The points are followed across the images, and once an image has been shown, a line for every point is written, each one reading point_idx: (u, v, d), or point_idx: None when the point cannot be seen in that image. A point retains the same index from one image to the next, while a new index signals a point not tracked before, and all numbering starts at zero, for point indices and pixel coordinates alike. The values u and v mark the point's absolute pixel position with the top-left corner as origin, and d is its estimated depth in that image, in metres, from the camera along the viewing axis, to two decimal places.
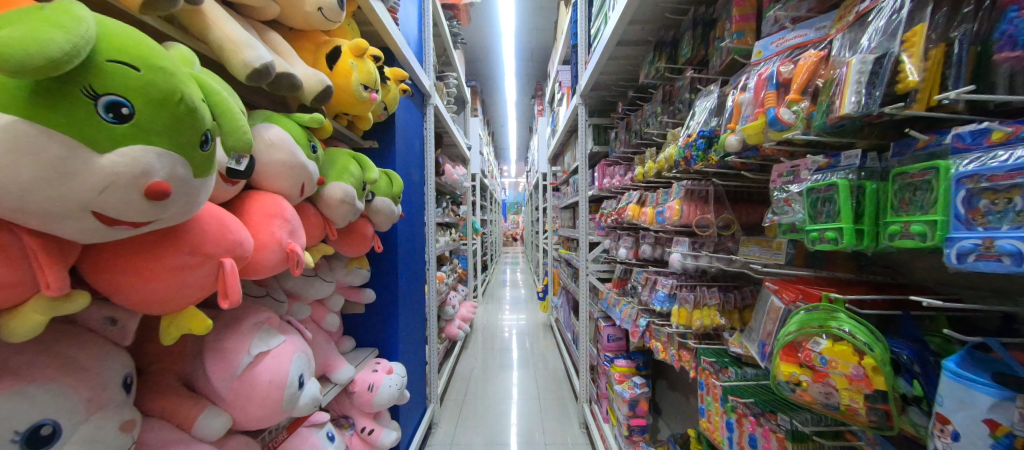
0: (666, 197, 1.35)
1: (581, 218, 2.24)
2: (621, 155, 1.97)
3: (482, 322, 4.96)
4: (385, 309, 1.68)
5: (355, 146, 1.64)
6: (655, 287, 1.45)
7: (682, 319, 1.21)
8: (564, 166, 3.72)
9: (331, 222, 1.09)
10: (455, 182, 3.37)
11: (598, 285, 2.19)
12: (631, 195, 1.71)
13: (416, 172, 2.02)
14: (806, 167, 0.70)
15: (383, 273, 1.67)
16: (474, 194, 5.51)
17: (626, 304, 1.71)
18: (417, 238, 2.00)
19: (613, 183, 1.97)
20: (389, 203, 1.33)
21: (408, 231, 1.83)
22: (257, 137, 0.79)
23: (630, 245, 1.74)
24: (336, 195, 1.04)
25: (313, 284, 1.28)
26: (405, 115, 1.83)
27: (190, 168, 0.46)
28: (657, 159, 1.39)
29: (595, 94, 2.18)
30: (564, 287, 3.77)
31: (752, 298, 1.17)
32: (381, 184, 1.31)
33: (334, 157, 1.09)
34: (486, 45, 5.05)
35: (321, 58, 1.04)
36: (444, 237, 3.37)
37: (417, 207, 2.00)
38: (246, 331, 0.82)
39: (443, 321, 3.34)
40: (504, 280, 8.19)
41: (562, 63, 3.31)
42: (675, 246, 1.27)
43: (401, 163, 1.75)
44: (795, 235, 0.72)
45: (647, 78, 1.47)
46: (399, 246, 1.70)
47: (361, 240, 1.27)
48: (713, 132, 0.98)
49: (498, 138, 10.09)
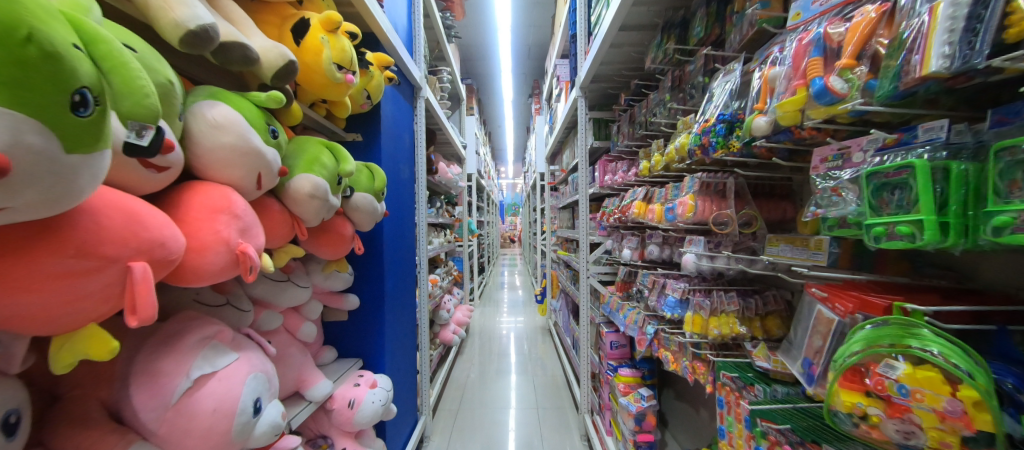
0: (676, 193, 1.23)
1: (581, 218, 2.12)
2: (624, 150, 1.85)
3: (479, 326, 4.82)
4: (370, 316, 1.55)
5: (336, 140, 1.51)
6: (665, 291, 1.32)
7: (697, 328, 1.09)
8: (563, 164, 3.59)
9: (300, 220, 0.96)
10: (450, 181, 3.24)
11: (599, 289, 2.07)
12: (636, 192, 1.58)
13: (406, 169, 1.89)
14: (861, 148, 0.58)
15: (367, 277, 1.54)
16: (470, 194, 5.38)
17: (631, 310, 1.59)
18: (406, 239, 1.87)
19: (616, 180, 1.84)
20: (370, 200, 1.20)
21: (396, 231, 1.70)
22: (197, 117, 0.66)
23: (635, 246, 1.61)
24: (305, 189, 0.90)
25: (285, 290, 1.15)
26: (392, 107, 1.70)
27: (50, 138, 0.33)
28: (666, 151, 1.27)
29: (595, 86, 2.06)
30: (564, 290, 3.64)
31: (775, 304, 1.05)
32: (361, 178, 1.18)
33: (303, 146, 0.96)
34: (483, 42, 4.93)
35: (287, 33, 0.91)
36: (438, 238, 3.24)
37: (406, 206, 1.87)
38: (188, 349, 0.69)
39: (437, 326, 3.20)
40: (502, 283, 8.05)
41: (561, 57, 3.19)
42: (687, 247, 1.14)
43: (388, 159, 1.62)
44: (849, 232, 0.60)
45: (653, 63, 1.34)
46: (386, 248, 1.57)
47: (339, 241, 1.14)
48: (735, 116, 0.85)
49: (496, 137, 9.96)
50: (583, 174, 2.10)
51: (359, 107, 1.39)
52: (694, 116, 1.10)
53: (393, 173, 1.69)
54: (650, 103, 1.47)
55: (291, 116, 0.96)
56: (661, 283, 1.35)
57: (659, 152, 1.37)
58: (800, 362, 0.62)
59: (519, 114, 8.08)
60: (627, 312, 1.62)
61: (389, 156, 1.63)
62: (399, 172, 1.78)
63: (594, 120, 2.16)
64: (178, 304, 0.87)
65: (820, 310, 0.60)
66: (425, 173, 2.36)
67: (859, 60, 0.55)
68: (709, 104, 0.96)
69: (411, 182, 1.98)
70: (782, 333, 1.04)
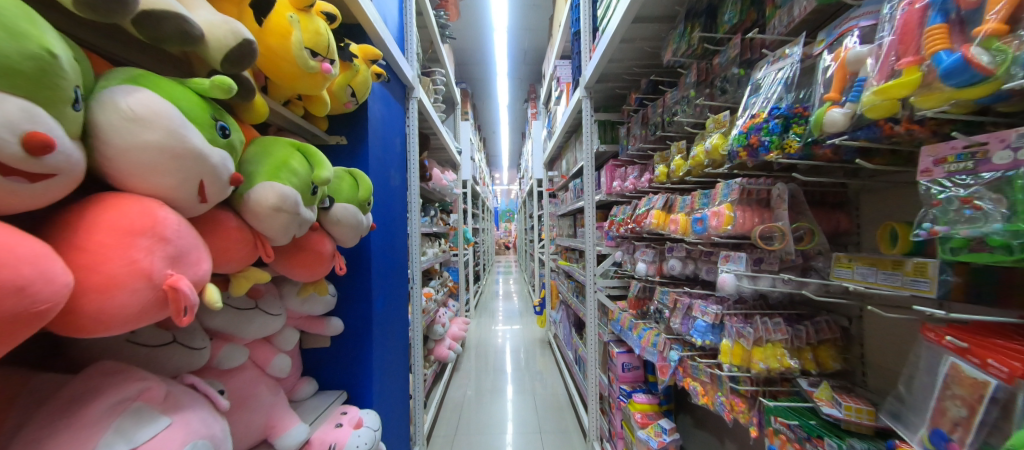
0: (705, 201, 1.08)
1: (587, 227, 1.96)
2: (634, 154, 1.71)
3: (475, 338, 4.62)
4: (355, 342, 1.37)
5: (317, 143, 1.34)
6: (691, 312, 1.16)
7: (738, 359, 0.93)
8: (563, 169, 3.45)
9: (264, 239, 0.78)
10: (444, 188, 3.06)
11: (608, 304, 1.91)
12: (652, 200, 1.43)
13: (397, 176, 1.72)
14: (1006, 143, 0.43)
15: (353, 297, 1.36)
16: (465, 201, 5.22)
17: (648, 331, 1.42)
18: (397, 252, 1.69)
19: (626, 186, 1.70)
20: (353, 211, 1.02)
21: (386, 244, 1.52)
22: (107, 108, 0.49)
23: (651, 259, 1.46)
24: (269, 200, 0.73)
25: (251, 319, 0.97)
26: (381, 107, 1.54)
27: None
28: (692, 154, 1.12)
29: (601, 86, 1.92)
30: (564, 301, 3.47)
31: (829, 332, 0.90)
32: (342, 186, 1.01)
33: (269, 148, 0.78)
34: (477, 45, 4.81)
35: (247, 10, 0.75)
36: (432, 248, 3.06)
37: (397, 216, 1.70)
38: (96, 419, 0.51)
39: (432, 341, 3.01)
40: (498, 291, 7.85)
41: (561, 58, 3.06)
42: (722, 263, 0.99)
43: (376, 164, 1.45)
44: (984, 257, 0.44)
45: (673, 56, 1.20)
46: (373, 264, 1.39)
47: (318, 260, 0.96)
48: (793, 110, 0.71)
49: (490, 143, 9.83)
50: (588, 181, 1.95)
51: (341, 106, 1.23)
52: (729, 114, 0.96)
53: (383, 180, 1.52)
54: (667, 102, 1.33)
55: (254, 112, 0.79)
56: (686, 303, 1.20)
57: (681, 156, 1.23)
58: (927, 432, 0.47)
59: (514, 120, 7.97)
60: (643, 332, 1.46)
61: (377, 162, 1.46)
62: (390, 178, 1.61)
63: (600, 122, 2.02)
64: (105, 346, 0.69)
65: (952, 363, 0.45)
66: (419, 179, 2.20)
67: (1011, 24, 0.40)
68: (754, 98, 0.82)
69: (403, 190, 1.81)
70: (839, 366, 0.89)
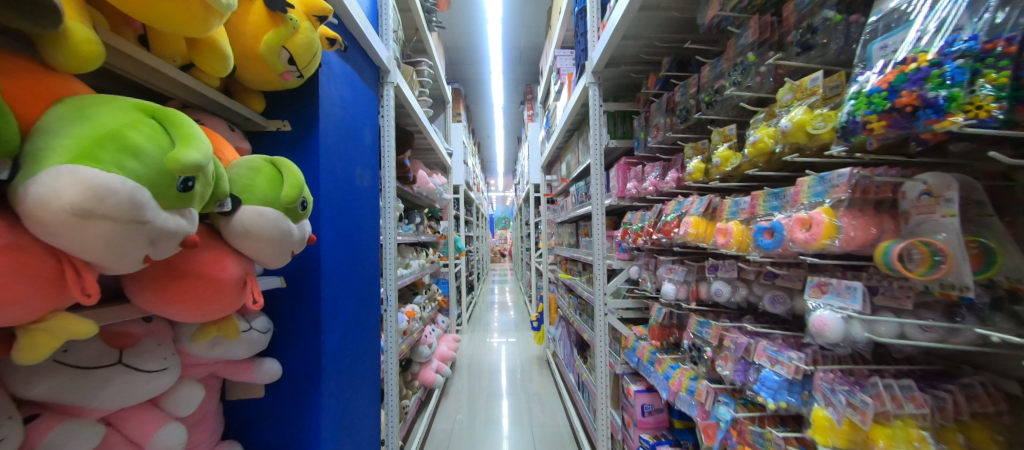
0: (775, 204, 0.78)
1: (596, 238, 1.65)
2: (655, 149, 1.42)
3: (467, 354, 4.24)
4: (298, 391, 1.03)
5: (253, 129, 1.03)
6: (750, 356, 0.85)
7: (846, 443, 0.61)
8: (563, 172, 3.15)
9: (79, 264, 0.45)
10: (431, 192, 2.75)
11: (621, 329, 1.60)
12: (683, 204, 1.13)
13: (366, 175, 1.41)
14: None
15: (297, 331, 1.03)
16: (457, 207, 4.90)
17: (679, 373, 1.10)
18: (365, 270, 1.37)
19: (645, 188, 1.41)
20: (275, 218, 0.70)
21: (347, 260, 1.20)
22: None
23: (682, 279, 1.15)
24: (67, 197, 0.40)
25: (109, 382, 0.62)
26: (344, 88, 1.23)
27: None
28: (753, 140, 0.82)
29: (611, 71, 1.64)
30: (565, 317, 3.14)
31: (991, 403, 0.59)
32: (257, 181, 0.69)
33: (92, 110, 0.46)
34: (471, 43, 4.56)
35: None
36: (417, 259, 2.73)
37: (365, 224, 1.38)
38: None
39: (417, 364, 2.67)
40: (493, 302, 7.49)
41: (561, 49, 2.77)
42: (813, 295, 0.68)
43: (334, 158, 1.14)
44: None
45: (717, 14, 0.91)
46: (328, 287, 1.07)
47: (214, 291, 0.63)
48: (987, 43, 0.41)
49: (485, 148, 9.56)
50: (597, 183, 1.65)
51: (275, 75, 0.90)
52: (821, 76, 0.67)
53: (345, 179, 1.21)
54: (705, 78, 1.05)
55: (70, 51, 0.46)
56: (740, 343, 0.88)
57: (727, 146, 0.96)
58: None
59: (510, 124, 7.73)
60: (672, 371, 1.15)
61: (336, 155, 1.15)
62: (355, 177, 1.30)
63: (610, 115, 1.74)
64: None
65: None
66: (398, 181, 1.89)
67: None
68: (889, 38, 0.52)
69: (376, 193, 1.50)
70: None
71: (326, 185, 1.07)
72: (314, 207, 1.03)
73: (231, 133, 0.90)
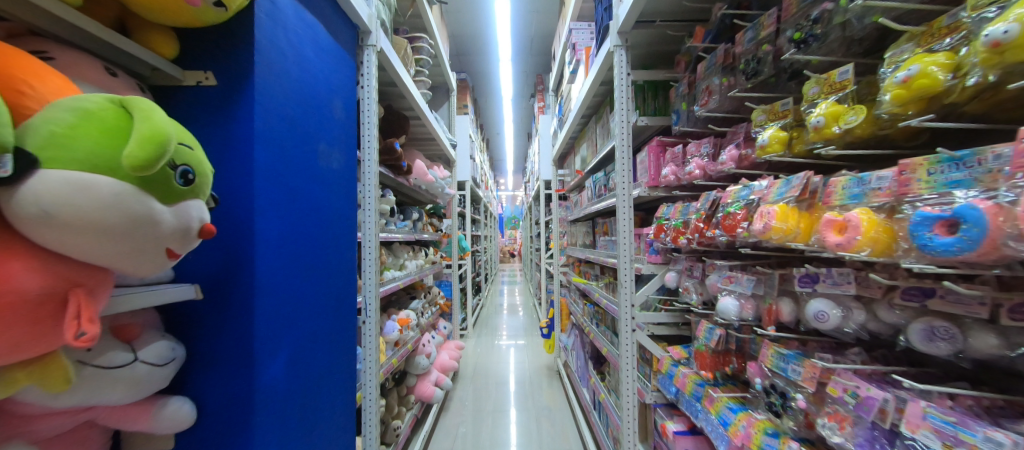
0: (956, 172, 0.45)
1: (621, 237, 1.34)
2: (701, 123, 1.11)
3: (471, 361, 3.95)
4: (219, 441, 0.75)
5: (166, 84, 0.76)
6: (891, 424, 0.54)
7: None
8: (578, 164, 2.84)
9: None
10: (431, 185, 2.48)
11: (653, 349, 1.29)
12: (754, 188, 0.81)
13: (336, 156, 1.14)
14: None
15: (220, 359, 0.75)
16: (464, 204, 4.62)
17: (745, 421, 0.79)
18: (329, 274, 1.09)
19: (687, 173, 1.10)
20: (116, 194, 0.43)
21: (300, 261, 0.93)
22: None
23: (750, 293, 0.84)
24: None
25: None
26: (299, 38, 0.95)
27: None
28: (902, 74, 0.51)
29: (641, 31, 1.32)
30: (579, 324, 2.83)
31: None
32: (84, 129, 0.42)
33: None
34: (478, 30, 4.28)
35: None
36: (415, 260, 2.45)
37: (332, 217, 1.11)
38: None
39: (413, 376, 2.40)
40: (501, 304, 7.20)
41: (577, 24, 2.46)
42: None
43: (284, 128, 0.87)
44: None
45: None
46: (265, 299, 0.80)
47: None
48: None
49: (494, 145, 9.29)
50: (623, 169, 1.34)
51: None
52: None
53: (300, 157, 0.94)
54: (790, 10, 0.74)
55: None
56: (870, 399, 0.56)
57: (836, 98, 0.64)
58: None
59: (520, 119, 7.43)
60: (733, 418, 0.83)
61: (286, 124, 0.88)
62: (318, 157, 1.03)
63: (638, 88, 1.43)
64: None
65: None
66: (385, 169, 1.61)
67: None
68: None
69: (350, 179, 1.23)
70: None
71: (266, 161, 0.80)
72: (245, 191, 0.76)
73: (116, 81, 0.63)
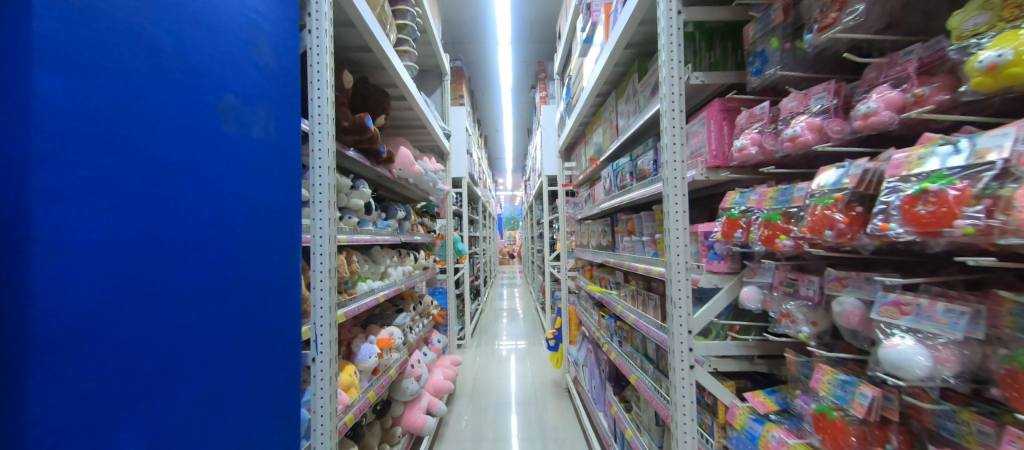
0: None
1: (671, 237, 0.97)
2: (806, 64, 0.76)
3: (470, 375, 3.57)
4: None
5: None
6: None
7: None
8: (590, 154, 2.47)
9: None
10: (419, 178, 2.10)
11: (723, 394, 0.93)
12: (982, 145, 0.43)
13: (260, 121, 0.76)
14: None
15: None
16: (461, 203, 4.25)
17: None
18: (247, 299, 0.72)
19: (784, 141, 0.74)
20: None
21: (167, 285, 0.56)
22: None
23: (963, 338, 0.46)
24: None
25: None
26: None
27: None
28: None
29: None
30: (592, 337, 2.46)
31: None
32: None
33: None
34: (475, 13, 3.92)
35: None
36: (401, 266, 2.07)
37: (251, 212, 0.73)
38: None
39: (399, 402, 2.02)
40: (501, 308, 6.83)
41: None
42: None
43: (123, 59, 0.51)
44: None
45: None
46: (58, 357, 0.44)
47: None
48: None
49: (492, 142, 8.91)
50: (674, 142, 0.97)
51: None
52: None
53: (165, 110, 0.56)
54: None
55: None
56: None
57: None
58: None
59: (519, 114, 7.06)
60: None
61: (129, 55, 0.52)
62: (217, 117, 0.65)
63: (687, 37, 1.07)
64: None
65: None
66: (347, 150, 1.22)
67: None
68: None
69: (288, 159, 0.86)
70: None
71: (43, 105, 0.43)
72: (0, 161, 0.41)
73: None
